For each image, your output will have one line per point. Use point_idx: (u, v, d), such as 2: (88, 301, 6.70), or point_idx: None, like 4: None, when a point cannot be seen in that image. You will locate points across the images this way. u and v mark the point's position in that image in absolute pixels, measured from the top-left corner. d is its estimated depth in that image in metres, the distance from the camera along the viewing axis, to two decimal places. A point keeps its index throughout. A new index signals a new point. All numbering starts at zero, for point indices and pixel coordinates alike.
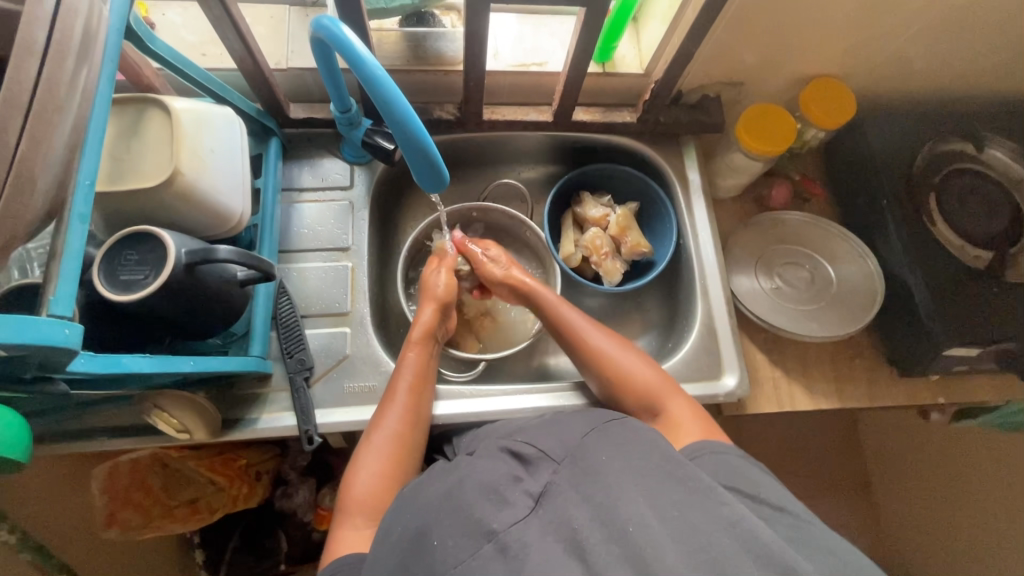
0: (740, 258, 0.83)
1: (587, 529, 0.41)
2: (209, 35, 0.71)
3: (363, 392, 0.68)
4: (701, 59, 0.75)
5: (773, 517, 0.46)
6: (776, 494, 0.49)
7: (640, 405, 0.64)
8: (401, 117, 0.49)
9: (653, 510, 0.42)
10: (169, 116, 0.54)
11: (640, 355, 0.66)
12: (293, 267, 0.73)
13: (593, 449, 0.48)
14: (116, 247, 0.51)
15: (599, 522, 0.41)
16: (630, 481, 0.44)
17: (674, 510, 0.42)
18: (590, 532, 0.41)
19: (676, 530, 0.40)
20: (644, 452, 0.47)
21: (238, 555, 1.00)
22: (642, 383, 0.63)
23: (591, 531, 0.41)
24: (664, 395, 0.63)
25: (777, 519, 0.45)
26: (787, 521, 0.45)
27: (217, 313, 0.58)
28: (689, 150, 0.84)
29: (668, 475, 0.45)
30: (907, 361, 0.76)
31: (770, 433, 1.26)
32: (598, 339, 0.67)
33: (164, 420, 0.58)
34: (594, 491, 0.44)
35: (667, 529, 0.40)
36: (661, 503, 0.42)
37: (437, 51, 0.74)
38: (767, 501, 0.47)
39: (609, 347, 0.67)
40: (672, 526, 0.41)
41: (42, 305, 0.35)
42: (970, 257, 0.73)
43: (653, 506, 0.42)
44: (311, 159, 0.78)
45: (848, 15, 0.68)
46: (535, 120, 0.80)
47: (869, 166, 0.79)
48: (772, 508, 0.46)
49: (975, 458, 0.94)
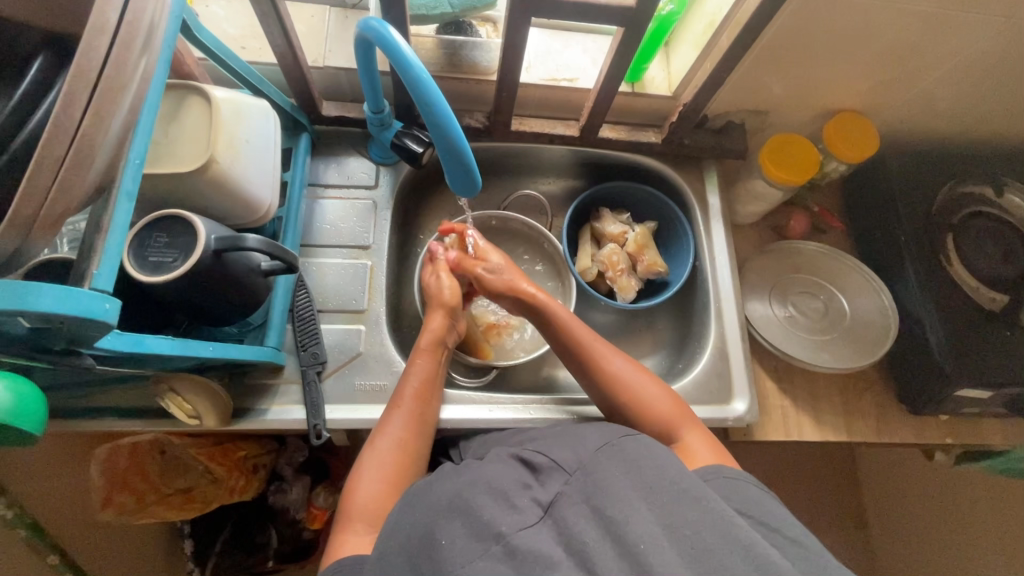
0: (755, 284, 0.84)
1: (596, 544, 0.42)
2: (251, 29, 0.72)
3: (374, 390, 0.68)
4: (729, 86, 0.76)
5: (789, 550, 0.45)
6: (785, 524, 0.48)
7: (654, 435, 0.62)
8: (442, 121, 0.50)
9: (666, 529, 0.42)
10: (209, 105, 0.56)
11: (651, 380, 0.65)
12: (313, 262, 0.73)
13: (609, 461, 0.48)
14: (147, 230, 0.52)
15: (610, 539, 0.42)
16: (641, 497, 0.44)
17: (687, 530, 0.41)
18: (601, 549, 0.41)
19: (687, 550, 0.40)
20: (658, 468, 0.46)
21: (228, 549, 0.99)
22: (652, 411, 0.62)
23: (601, 548, 0.41)
24: (675, 423, 0.61)
25: (787, 549, 0.45)
26: (798, 551, 0.45)
27: (239, 300, 0.58)
28: (712, 175, 0.85)
29: (685, 492, 0.44)
30: (917, 399, 0.76)
31: (771, 462, 1.24)
32: (613, 361, 0.66)
33: (177, 404, 0.58)
34: (605, 505, 0.44)
35: (677, 549, 0.40)
36: (675, 523, 0.42)
37: (472, 59, 0.75)
38: (777, 529, 0.47)
39: (619, 366, 0.66)
40: (684, 547, 0.40)
41: (85, 278, 0.36)
42: (985, 299, 0.74)
43: (664, 525, 0.42)
44: (338, 156, 0.79)
45: (878, 53, 0.69)
46: (561, 134, 0.81)
47: (889, 202, 0.80)
48: (782, 536, 0.46)
49: (978, 504, 0.93)
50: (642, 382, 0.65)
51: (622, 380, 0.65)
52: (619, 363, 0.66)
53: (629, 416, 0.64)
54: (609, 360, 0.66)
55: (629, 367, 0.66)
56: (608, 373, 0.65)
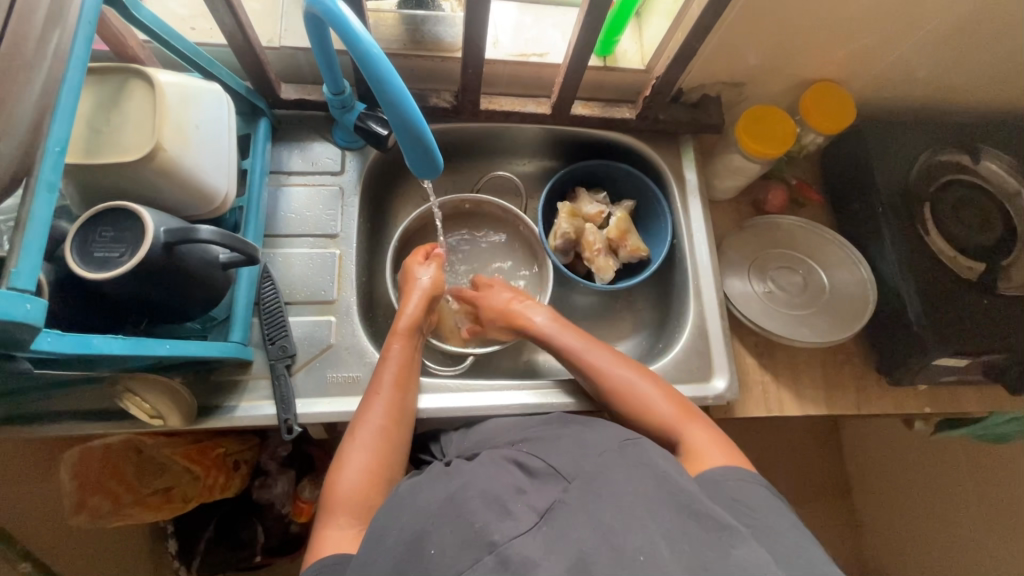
0: (734, 260, 0.83)
1: (593, 549, 0.39)
2: (199, 9, 0.69)
3: (347, 382, 0.66)
4: (702, 58, 0.74)
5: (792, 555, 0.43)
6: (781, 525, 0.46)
7: (659, 439, 0.61)
8: (397, 100, 0.47)
9: (666, 540, 0.40)
10: (152, 89, 0.52)
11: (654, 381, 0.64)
12: (278, 253, 0.71)
13: (615, 469, 0.47)
14: (90, 223, 0.49)
15: (608, 547, 0.40)
16: (642, 508, 0.42)
17: (686, 544, 0.40)
18: (597, 554, 0.39)
19: (685, 561, 0.39)
20: (661, 484, 0.45)
21: (213, 547, 0.97)
22: (652, 413, 0.61)
23: (598, 555, 0.39)
24: (677, 424, 0.59)
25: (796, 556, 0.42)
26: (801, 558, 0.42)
27: (195, 295, 0.55)
28: (688, 150, 0.83)
29: (688, 508, 0.43)
30: (895, 370, 0.76)
31: (757, 437, 1.26)
32: (617, 370, 0.65)
33: (137, 405, 0.55)
34: (603, 513, 0.42)
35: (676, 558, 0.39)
36: (676, 535, 0.41)
37: (436, 36, 0.72)
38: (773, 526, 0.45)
39: (616, 370, 0.65)
40: (682, 559, 0.39)
41: (2, 275, 0.33)
42: (962, 268, 0.73)
43: (664, 536, 0.40)
44: (301, 142, 0.76)
45: (851, 19, 0.67)
46: (532, 112, 0.78)
47: (866, 173, 0.79)
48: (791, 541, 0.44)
49: (955, 469, 0.95)
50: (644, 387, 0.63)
51: (625, 389, 0.63)
52: (605, 358, 0.66)
53: (634, 421, 0.63)
54: (594, 362, 0.66)
55: (632, 372, 0.65)
56: (609, 382, 0.64)
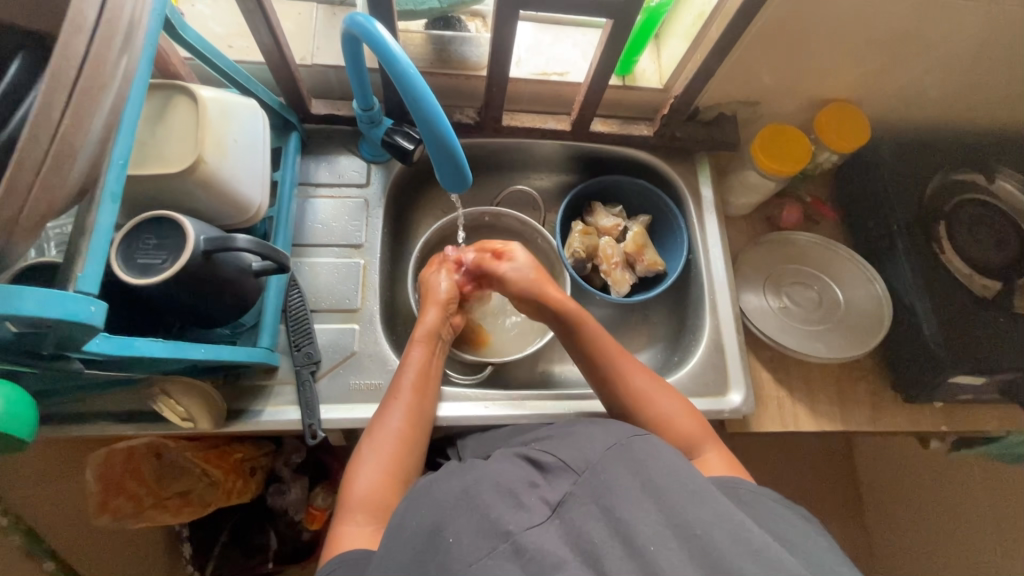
0: (749, 276, 0.84)
1: (605, 544, 0.41)
2: (237, 28, 0.72)
3: (369, 389, 0.68)
4: (719, 78, 0.76)
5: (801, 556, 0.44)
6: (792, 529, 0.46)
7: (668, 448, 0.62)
8: (430, 117, 0.50)
9: (674, 530, 0.41)
10: (196, 104, 0.55)
11: (670, 394, 0.64)
12: (305, 261, 0.73)
13: (617, 462, 0.47)
14: (136, 231, 0.51)
15: (618, 539, 0.41)
16: (650, 498, 0.44)
17: (696, 529, 0.41)
18: (609, 548, 0.41)
19: (696, 551, 0.40)
20: (668, 470, 0.45)
21: (228, 550, 0.98)
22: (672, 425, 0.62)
23: (610, 548, 0.41)
24: (696, 440, 0.61)
25: (796, 552, 0.44)
26: (805, 556, 0.44)
27: (229, 302, 0.57)
28: (704, 167, 0.85)
29: (695, 493, 0.43)
30: (911, 387, 0.76)
31: (769, 452, 1.25)
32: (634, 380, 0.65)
33: (169, 408, 0.58)
34: (614, 505, 0.44)
35: (687, 550, 0.40)
36: (683, 522, 0.42)
37: (461, 55, 0.75)
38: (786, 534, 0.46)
39: (643, 384, 0.64)
40: (692, 548, 0.40)
41: (69, 281, 0.36)
42: (978, 287, 0.74)
43: (673, 525, 0.42)
44: (328, 155, 0.78)
45: (866, 41, 0.69)
46: (553, 128, 0.80)
47: (882, 191, 0.80)
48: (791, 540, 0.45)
49: (972, 490, 0.94)
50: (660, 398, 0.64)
51: (642, 398, 0.64)
52: (645, 381, 0.65)
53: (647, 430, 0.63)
54: (634, 380, 0.65)
55: (651, 384, 0.64)
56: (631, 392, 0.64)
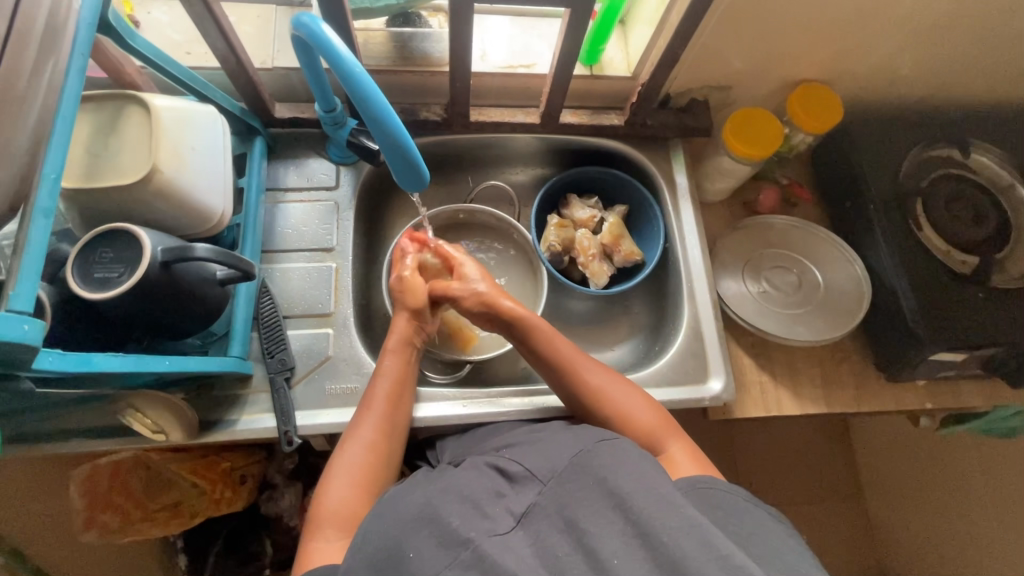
0: (727, 261, 0.83)
1: (568, 557, 0.41)
2: (194, 34, 0.71)
3: (346, 394, 0.67)
4: (686, 63, 0.75)
5: (766, 558, 0.44)
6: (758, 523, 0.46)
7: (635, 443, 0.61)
8: (379, 116, 0.49)
9: (638, 538, 0.41)
10: (148, 114, 0.54)
11: (630, 388, 0.64)
12: (276, 268, 0.72)
13: (579, 476, 0.46)
14: (90, 246, 0.51)
15: (580, 551, 0.41)
16: (616, 506, 0.43)
17: (663, 536, 0.40)
18: (573, 562, 0.41)
19: (659, 559, 0.39)
20: (635, 476, 0.44)
21: (223, 559, 0.99)
22: (633, 421, 0.61)
23: (572, 562, 0.41)
24: (658, 431, 0.60)
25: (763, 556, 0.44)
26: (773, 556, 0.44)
27: (195, 313, 0.57)
28: (678, 154, 0.84)
29: (663, 498, 0.43)
30: (893, 366, 0.75)
31: (764, 437, 1.25)
32: (590, 371, 0.64)
33: (139, 421, 0.57)
34: (577, 517, 0.43)
35: (652, 559, 0.40)
36: (648, 530, 0.41)
37: (424, 51, 0.74)
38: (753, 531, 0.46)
39: (598, 380, 0.64)
40: (657, 555, 0.40)
41: (1, 299, 0.35)
42: (956, 263, 0.73)
43: (636, 534, 0.41)
44: (296, 159, 0.77)
45: (831, 19, 0.68)
46: (522, 122, 0.79)
47: (856, 170, 0.79)
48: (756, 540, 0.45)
49: (965, 466, 0.93)
50: (624, 394, 0.63)
51: (599, 391, 0.63)
52: (601, 375, 0.64)
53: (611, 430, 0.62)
54: (587, 374, 0.64)
55: (608, 377, 0.64)
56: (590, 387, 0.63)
